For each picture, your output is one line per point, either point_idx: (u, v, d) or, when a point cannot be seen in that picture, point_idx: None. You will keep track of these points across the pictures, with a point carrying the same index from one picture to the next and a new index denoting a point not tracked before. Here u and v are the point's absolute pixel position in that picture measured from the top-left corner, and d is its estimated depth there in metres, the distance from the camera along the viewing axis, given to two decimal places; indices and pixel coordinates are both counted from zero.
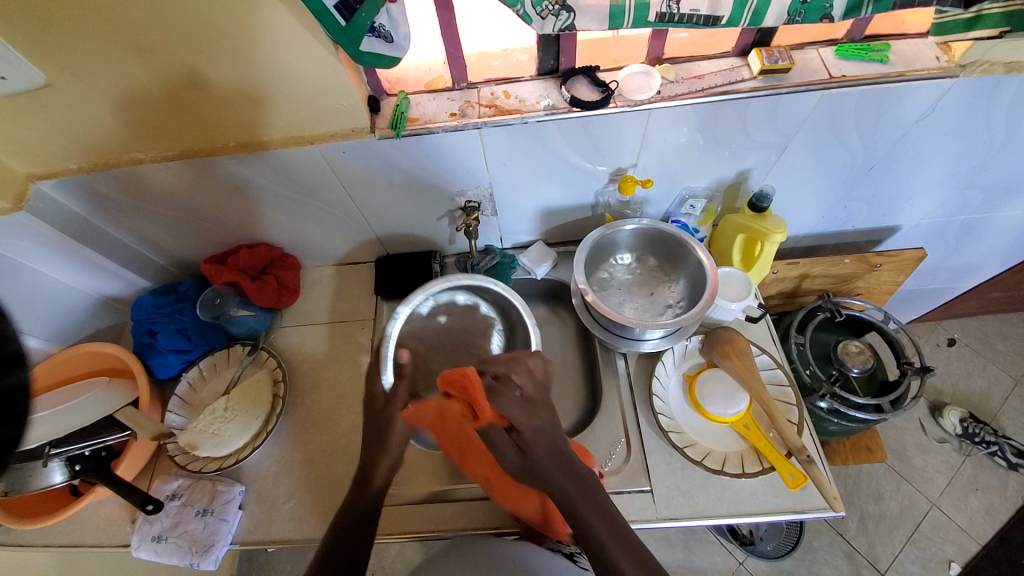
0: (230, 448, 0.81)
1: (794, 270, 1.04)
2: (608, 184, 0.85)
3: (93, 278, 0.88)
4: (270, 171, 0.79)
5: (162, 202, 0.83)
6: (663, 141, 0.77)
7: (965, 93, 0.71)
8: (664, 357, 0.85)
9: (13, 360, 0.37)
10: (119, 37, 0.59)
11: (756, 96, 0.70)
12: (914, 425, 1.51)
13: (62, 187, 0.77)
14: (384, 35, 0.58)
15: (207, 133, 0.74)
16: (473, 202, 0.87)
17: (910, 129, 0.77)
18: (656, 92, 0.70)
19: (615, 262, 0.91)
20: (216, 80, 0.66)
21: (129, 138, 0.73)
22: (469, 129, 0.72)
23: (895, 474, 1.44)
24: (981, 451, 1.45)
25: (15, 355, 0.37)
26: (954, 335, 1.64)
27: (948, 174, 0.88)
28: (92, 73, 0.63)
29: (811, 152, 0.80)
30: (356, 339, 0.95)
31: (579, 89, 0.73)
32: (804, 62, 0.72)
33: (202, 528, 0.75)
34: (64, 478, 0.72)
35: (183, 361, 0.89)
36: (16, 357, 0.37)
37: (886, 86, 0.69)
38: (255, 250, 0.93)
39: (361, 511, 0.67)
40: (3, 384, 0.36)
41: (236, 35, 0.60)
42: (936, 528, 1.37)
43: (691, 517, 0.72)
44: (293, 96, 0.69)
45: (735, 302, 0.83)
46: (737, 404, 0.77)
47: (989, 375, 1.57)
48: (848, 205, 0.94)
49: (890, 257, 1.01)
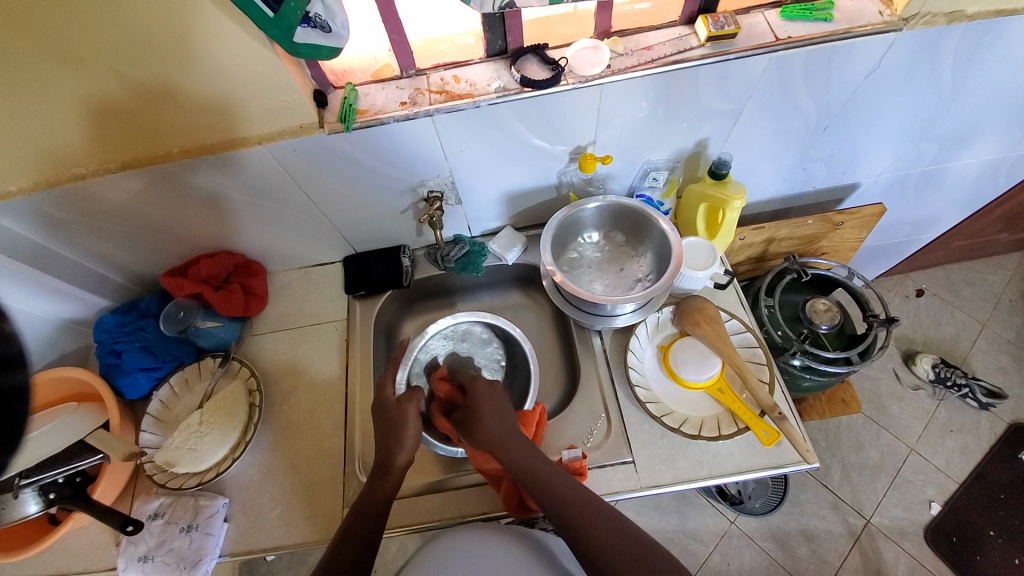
0: (209, 461, 0.79)
1: (761, 235, 1.05)
2: (570, 163, 0.85)
3: (50, 303, 0.85)
4: (223, 176, 0.76)
5: (113, 218, 0.79)
6: (621, 115, 0.77)
7: (910, 46, 0.72)
8: (638, 330, 0.86)
9: (9, 360, 0.40)
10: (42, 47, 0.56)
11: (706, 64, 0.70)
12: (888, 375, 1.57)
13: (2, 211, 0.73)
14: (320, 25, 0.56)
15: (149, 141, 0.71)
16: (436, 191, 0.86)
17: (860, 86, 0.78)
18: (606, 67, 0.70)
19: (583, 241, 0.91)
20: (149, 84, 0.63)
21: (67, 154, 0.69)
22: (421, 117, 0.71)
23: (873, 424, 1.50)
24: (952, 394, 1.52)
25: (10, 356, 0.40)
26: (922, 286, 1.70)
27: (902, 127, 0.90)
28: (12, 86, 0.59)
29: (766, 115, 0.81)
30: (331, 342, 0.94)
31: (530, 68, 0.71)
32: (750, 26, 0.72)
33: (189, 544, 0.74)
34: (40, 507, 0.69)
35: (152, 379, 0.87)
36: (11, 358, 0.39)
37: (833, 45, 0.70)
38: (216, 258, 0.90)
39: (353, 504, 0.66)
40: (7, 384, 0.39)
41: (165, 37, 0.57)
42: (914, 471, 1.43)
43: (673, 483, 0.74)
44: (231, 95, 0.66)
45: (702, 271, 0.84)
46: (709, 368, 0.79)
47: (957, 321, 1.64)
48: (807, 166, 0.96)
49: (851, 215, 1.04)
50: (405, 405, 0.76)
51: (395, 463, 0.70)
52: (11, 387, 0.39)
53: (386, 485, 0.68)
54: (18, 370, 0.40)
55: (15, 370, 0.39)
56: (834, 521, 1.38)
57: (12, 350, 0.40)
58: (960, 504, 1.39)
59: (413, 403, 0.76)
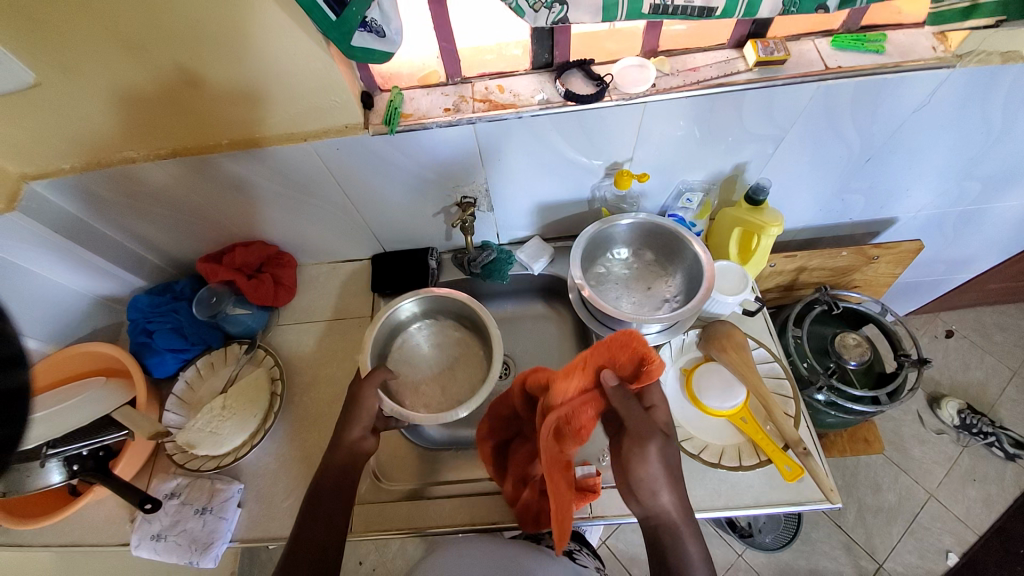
0: (228, 446, 0.81)
1: (792, 263, 1.03)
2: (604, 178, 0.85)
3: (88, 278, 0.87)
4: (264, 167, 0.78)
5: (156, 201, 0.82)
6: (661, 134, 0.76)
7: (964, 83, 0.71)
8: (662, 351, 0.85)
9: (13, 359, 0.39)
10: (109, 34, 0.58)
11: (752, 89, 0.69)
12: (912, 417, 1.52)
13: (55, 187, 0.76)
14: (375, 30, 0.57)
15: (201, 131, 0.73)
16: (469, 197, 0.86)
17: (908, 120, 0.77)
18: (651, 86, 0.70)
19: (612, 257, 0.91)
20: (207, 77, 0.65)
21: (123, 138, 0.72)
22: (463, 124, 0.72)
23: (893, 466, 1.45)
24: (978, 442, 1.46)
25: (15, 354, 0.40)
26: (953, 327, 1.65)
27: (947, 164, 0.87)
28: (80, 70, 0.62)
29: (808, 144, 0.80)
30: (353, 338, 0.95)
31: (574, 83, 0.72)
32: (800, 53, 0.71)
33: (201, 526, 0.75)
34: (63, 478, 0.71)
35: (179, 360, 0.89)
36: (15, 357, 0.39)
37: (884, 78, 0.69)
38: (250, 247, 0.92)
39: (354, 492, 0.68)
40: (6, 383, 0.38)
41: (228, 33, 0.60)
42: (933, 518, 1.38)
43: (688, 510, 0.72)
44: (283, 92, 0.68)
45: (732, 296, 0.83)
46: (734, 397, 0.77)
47: (987, 366, 1.58)
48: (845, 197, 0.94)
49: (887, 250, 1.01)
50: (364, 389, 0.72)
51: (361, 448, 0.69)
52: (11, 387, 0.39)
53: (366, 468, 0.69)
54: (18, 368, 0.39)
55: (15, 370, 0.39)
56: (845, 563, 1.33)
57: (13, 349, 0.39)
58: (980, 558, 1.33)
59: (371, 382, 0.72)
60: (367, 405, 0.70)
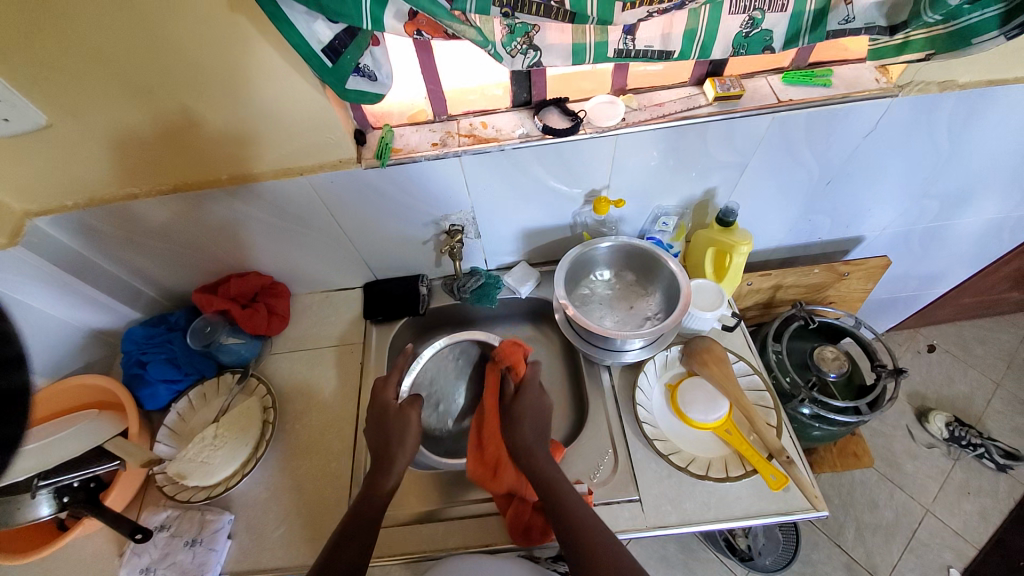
0: (219, 476, 0.81)
1: (768, 281, 1.08)
2: (584, 205, 0.90)
3: (85, 311, 0.89)
4: (261, 201, 0.83)
5: (154, 234, 0.85)
6: (634, 163, 0.82)
7: (906, 110, 0.78)
8: (647, 367, 0.88)
9: (11, 364, 0.41)
10: (120, 80, 0.63)
11: (714, 120, 0.76)
12: (901, 432, 1.54)
13: (58, 223, 0.80)
14: (368, 74, 0.63)
15: (202, 168, 0.77)
16: (457, 225, 0.91)
17: (861, 144, 0.84)
18: (621, 120, 0.76)
19: (595, 278, 0.95)
20: (210, 117, 0.70)
21: (128, 175, 0.76)
22: (450, 156, 0.77)
23: (887, 482, 1.46)
24: (968, 454, 1.47)
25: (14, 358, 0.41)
26: (934, 342, 1.70)
27: (903, 184, 0.94)
28: (91, 113, 0.66)
29: (772, 169, 0.86)
30: (345, 364, 0.96)
31: (552, 119, 0.78)
32: (754, 89, 0.78)
33: (191, 558, 0.74)
34: (52, 510, 0.69)
35: (173, 391, 0.90)
36: (14, 358, 0.41)
37: (833, 108, 0.76)
38: (246, 278, 0.95)
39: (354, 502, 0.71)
40: (6, 383, 0.40)
41: (231, 78, 0.65)
42: (931, 534, 1.37)
43: (679, 524, 0.73)
44: (282, 130, 0.73)
45: (710, 312, 0.87)
46: (717, 409, 0.80)
47: (971, 379, 1.62)
48: (813, 218, 1.00)
49: (856, 266, 1.06)
50: (410, 411, 0.80)
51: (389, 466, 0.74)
52: (11, 387, 0.41)
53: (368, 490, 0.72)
54: (14, 371, 0.41)
55: (13, 370, 0.40)
56: None
57: (12, 352, 0.41)
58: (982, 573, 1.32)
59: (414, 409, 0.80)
60: (411, 433, 0.77)
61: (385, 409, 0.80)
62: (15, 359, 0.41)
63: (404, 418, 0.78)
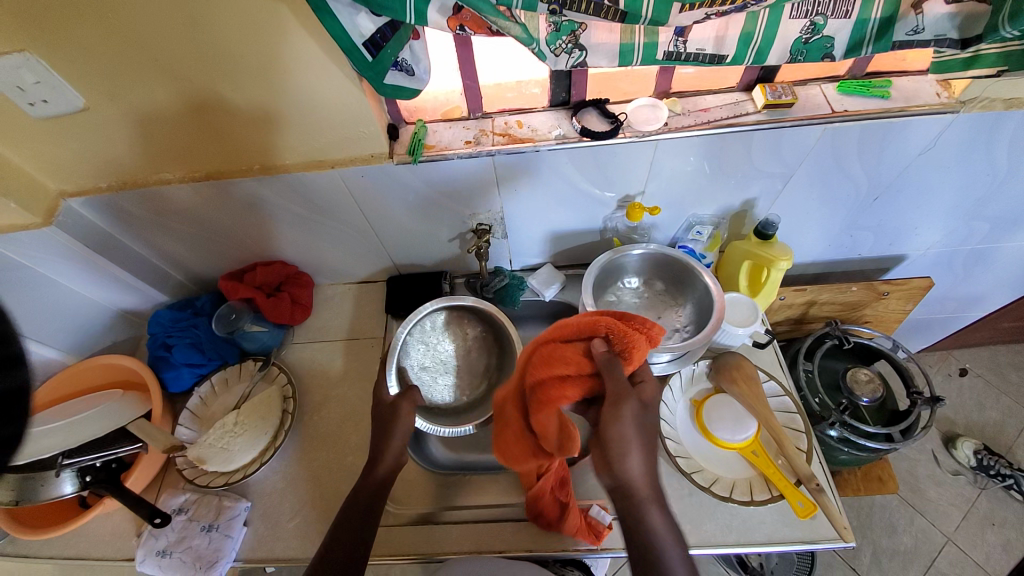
0: (238, 463, 0.82)
1: (802, 297, 1.04)
2: (616, 210, 0.88)
3: (113, 292, 0.90)
4: (289, 191, 0.82)
5: (183, 219, 0.85)
6: (672, 168, 0.79)
7: (966, 127, 0.73)
8: (672, 381, 0.85)
9: (13, 359, 0.37)
10: (158, 67, 0.62)
11: (761, 129, 0.72)
12: (926, 457, 1.48)
13: (90, 204, 0.80)
14: (405, 69, 0.62)
15: (233, 156, 0.77)
16: (484, 225, 0.89)
17: (914, 160, 0.79)
18: (663, 124, 0.73)
19: (622, 286, 0.92)
20: (243, 106, 0.69)
21: (160, 161, 0.77)
22: (483, 156, 0.75)
23: (908, 507, 1.41)
24: (996, 485, 1.41)
25: (17, 354, 0.38)
26: (966, 365, 1.62)
27: (954, 204, 0.89)
28: (128, 98, 0.66)
29: (816, 182, 0.82)
30: (365, 358, 0.96)
31: (589, 120, 0.76)
32: (807, 97, 0.74)
33: (207, 543, 0.74)
34: (75, 489, 0.71)
35: (195, 375, 0.91)
36: (17, 357, 0.37)
37: (889, 121, 0.71)
38: (271, 267, 0.95)
39: (350, 497, 0.68)
40: (6, 383, 0.36)
41: (267, 67, 0.64)
42: (951, 565, 1.32)
43: (698, 546, 0.71)
44: (314, 121, 0.72)
45: (742, 328, 0.84)
46: (745, 430, 0.77)
47: (1003, 407, 1.55)
48: (854, 233, 0.95)
49: (897, 286, 1.01)
50: (403, 403, 0.73)
51: (384, 460, 0.69)
52: (11, 389, 0.36)
53: (376, 474, 0.69)
54: (18, 369, 0.37)
55: (15, 370, 0.37)
56: None
57: (13, 348, 0.37)
58: None
59: (408, 403, 0.73)
60: (401, 420, 0.72)
61: (383, 407, 0.74)
62: (18, 356, 0.37)
63: (392, 411, 0.73)
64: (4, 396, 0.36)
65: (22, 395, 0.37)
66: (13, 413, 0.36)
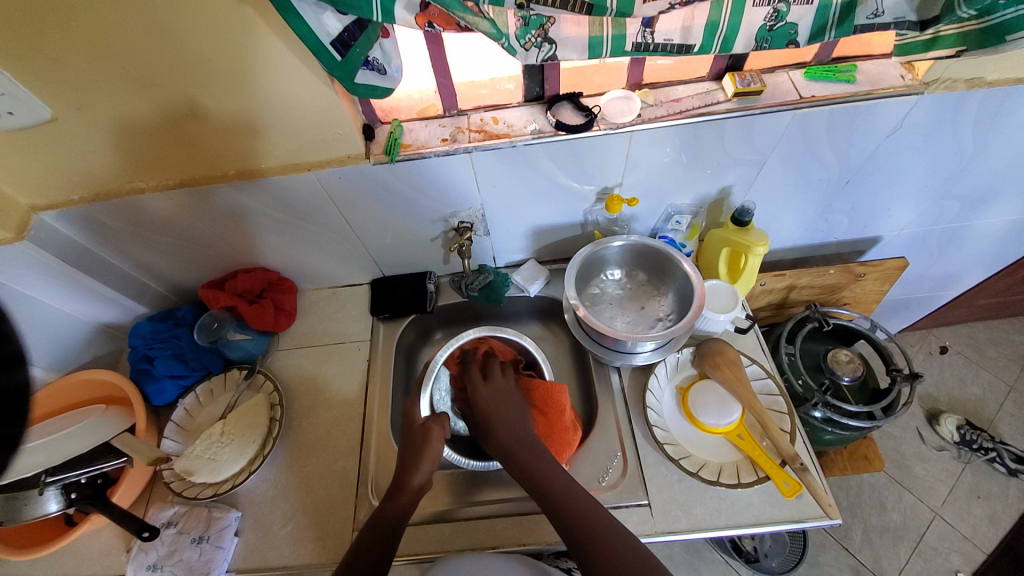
0: (226, 473, 0.80)
1: (781, 282, 1.06)
2: (596, 203, 0.88)
3: (91, 306, 0.89)
4: (267, 196, 0.81)
5: (160, 229, 0.84)
6: (648, 161, 0.80)
7: (931, 107, 0.75)
8: (657, 369, 0.86)
9: (11, 359, 0.36)
10: (124, 74, 0.61)
11: (732, 117, 0.73)
12: (911, 434, 1.52)
13: (64, 217, 0.79)
14: (377, 67, 0.62)
15: (207, 162, 0.76)
16: (466, 222, 0.89)
17: (882, 143, 0.81)
18: (637, 116, 0.74)
19: (605, 278, 0.93)
20: (214, 110, 0.68)
21: (133, 170, 0.75)
22: (460, 153, 0.75)
23: (895, 485, 1.44)
24: (979, 458, 1.45)
25: (15, 354, 0.36)
26: (946, 343, 1.67)
27: (923, 185, 0.91)
28: (96, 107, 0.65)
29: (789, 167, 0.84)
30: (352, 362, 0.95)
31: (564, 114, 0.77)
32: (775, 84, 0.76)
33: (198, 556, 0.74)
34: (60, 506, 0.70)
35: (179, 387, 0.89)
36: (15, 356, 0.36)
37: (856, 104, 0.73)
38: (252, 274, 0.94)
39: (371, 523, 0.68)
40: (5, 383, 0.35)
41: (237, 71, 0.63)
42: (940, 537, 1.36)
43: (690, 530, 0.72)
44: (286, 123, 0.72)
45: (724, 314, 0.85)
46: (730, 414, 0.78)
47: (982, 382, 1.59)
48: (830, 217, 0.98)
49: (873, 267, 1.04)
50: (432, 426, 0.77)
51: (411, 483, 0.72)
52: (11, 388, 0.36)
53: (404, 501, 0.70)
54: (15, 369, 0.36)
55: (14, 370, 0.36)
56: None
57: (12, 348, 0.36)
58: None
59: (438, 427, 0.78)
60: (432, 444, 0.76)
61: (415, 431, 0.77)
62: (16, 356, 0.36)
63: (426, 433, 0.77)
64: (6, 395, 0.35)
65: (23, 395, 0.36)
66: (14, 414, 0.36)
